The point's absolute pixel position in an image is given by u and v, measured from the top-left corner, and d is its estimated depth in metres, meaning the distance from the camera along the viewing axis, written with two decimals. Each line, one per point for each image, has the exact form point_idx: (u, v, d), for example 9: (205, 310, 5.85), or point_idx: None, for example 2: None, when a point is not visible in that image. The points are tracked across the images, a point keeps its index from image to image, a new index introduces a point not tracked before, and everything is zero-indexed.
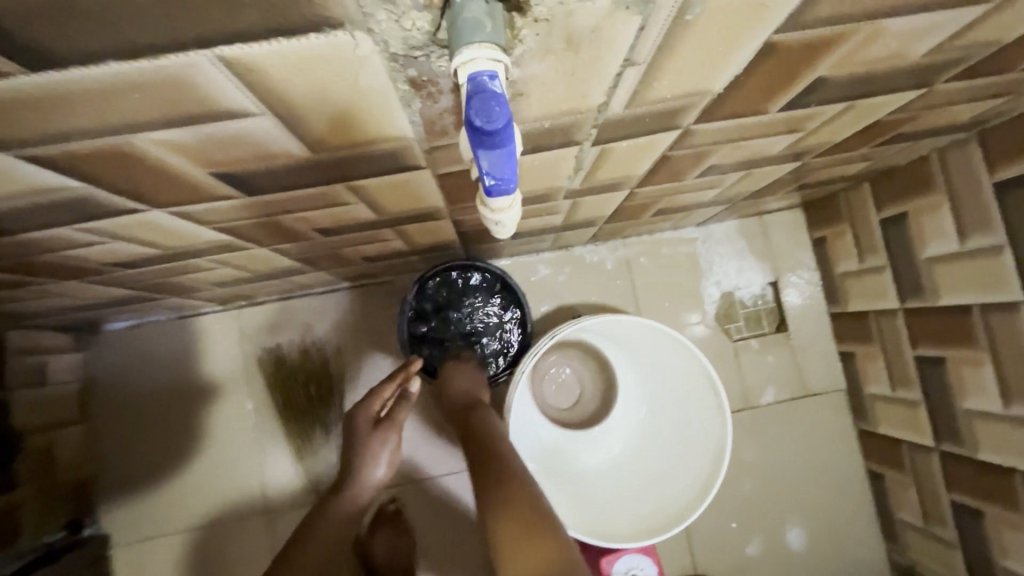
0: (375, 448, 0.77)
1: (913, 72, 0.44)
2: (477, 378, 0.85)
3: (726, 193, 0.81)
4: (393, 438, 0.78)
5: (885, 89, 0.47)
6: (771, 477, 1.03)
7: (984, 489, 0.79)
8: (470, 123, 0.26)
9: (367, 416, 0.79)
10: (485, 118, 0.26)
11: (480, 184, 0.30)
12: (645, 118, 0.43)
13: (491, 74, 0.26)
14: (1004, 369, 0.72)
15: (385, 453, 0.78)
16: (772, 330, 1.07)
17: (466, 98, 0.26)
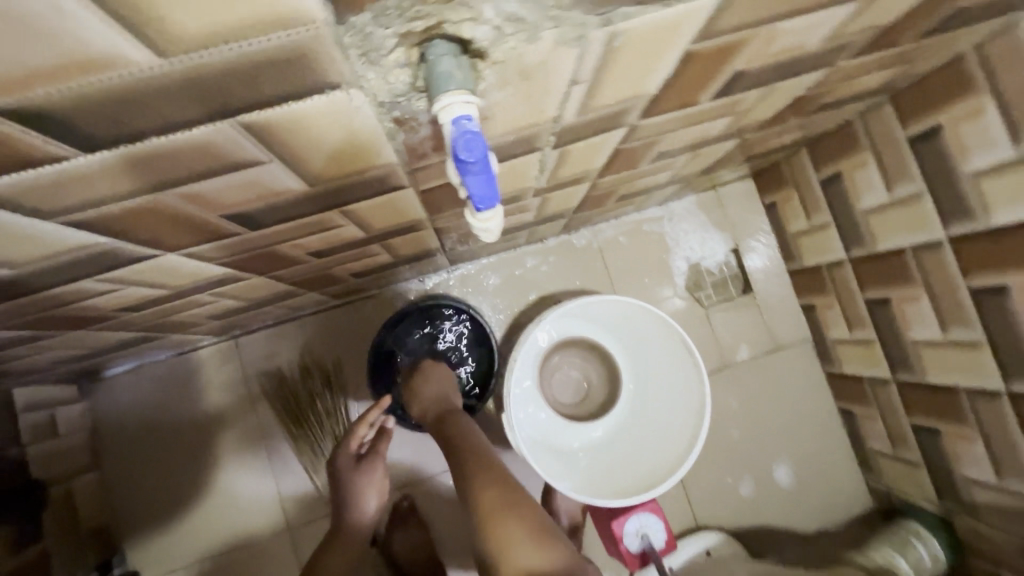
0: (365, 485, 0.83)
1: (816, 56, 0.51)
2: (445, 381, 0.89)
3: (680, 173, 0.88)
4: (379, 472, 0.85)
5: (796, 73, 0.54)
6: (754, 426, 1.11)
7: (937, 410, 0.88)
8: (456, 157, 0.33)
9: (350, 456, 0.85)
10: (468, 152, 0.32)
11: (470, 200, 0.36)
12: (594, 122, 0.49)
13: (467, 117, 0.32)
14: (937, 300, 0.81)
15: (375, 486, 0.84)
16: (739, 293, 1.16)
17: (450, 137, 0.33)
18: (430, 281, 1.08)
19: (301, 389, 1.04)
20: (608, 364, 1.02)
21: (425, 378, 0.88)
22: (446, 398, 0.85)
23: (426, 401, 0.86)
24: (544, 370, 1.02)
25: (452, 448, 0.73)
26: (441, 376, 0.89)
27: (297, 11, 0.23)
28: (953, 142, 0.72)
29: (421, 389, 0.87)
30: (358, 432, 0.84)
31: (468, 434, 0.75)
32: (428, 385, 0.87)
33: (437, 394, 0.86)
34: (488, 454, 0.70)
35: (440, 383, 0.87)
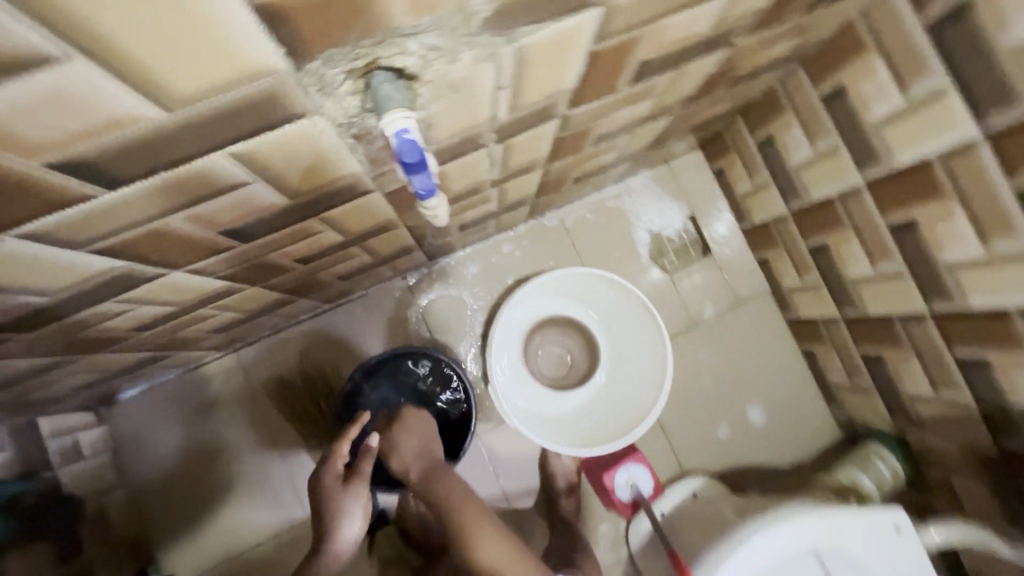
0: (343, 502, 0.79)
1: (708, 41, 0.60)
2: (427, 434, 0.89)
3: (626, 151, 0.96)
4: (360, 491, 0.79)
5: (696, 56, 0.63)
6: (726, 376, 1.21)
7: (878, 338, 0.98)
8: (401, 160, 0.41)
9: (334, 478, 0.81)
10: (410, 156, 0.41)
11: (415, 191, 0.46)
12: (527, 116, 0.58)
13: (405, 129, 0.39)
14: (864, 239, 0.91)
15: (356, 506, 0.79)
16: (699, 256, 1.25)
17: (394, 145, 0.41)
18: (411, 278, 1.16)
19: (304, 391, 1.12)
20: (580, 330, 1.11)
21: (405, 432, 0.89)
22: (424, 450, 0.87)
23: (409, 453, 0.86)
24: (524, 350, 1.10)
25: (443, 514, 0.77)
26: (421, 427, 0.90)
27: (267, 66, 0.31)
28: (855, 98, 0.81)
29: (397, 443, 0.88)
30: (340, 448, 0.84)
31: (455, 494, 0.78)
32: (406, 438, 0.88)
33: (418, 447, 0.87)
34: (482, 517, 0.76)
35: (418, 435, 0.89)
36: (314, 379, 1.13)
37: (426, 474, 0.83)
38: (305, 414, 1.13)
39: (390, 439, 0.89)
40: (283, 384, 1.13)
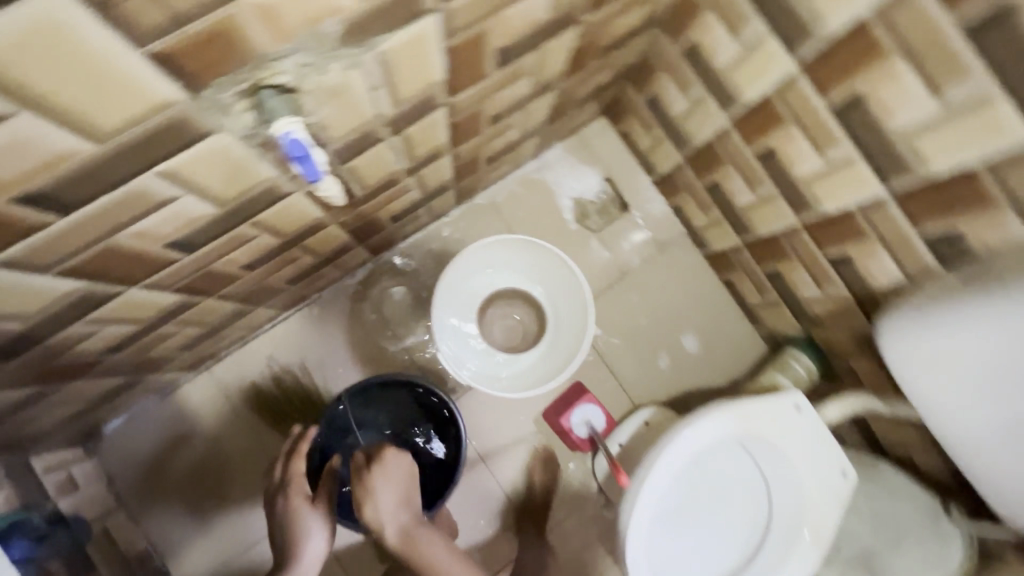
0: (308, 534, 0.95)
1: (555, 22, 0.71)
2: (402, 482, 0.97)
3: (527, 128, 1.08)
4: (322, 526, 0.96)
5: (550, 36, 0.74)
6: (659, 314, 1.34)
7: (772, 255, 1.12)
8: (292, 155, 0.52)
9: (296, 515, 0.96)
10: (298, 151, 0.51)
11: (304, 175, 0.56)
12: (413, 108, 0.68)
13: (293, 130, 0.49)
14: (742, 171, 1.04)
15: (317, 538, 0.95)
16: (619, 213, 1.38)
17: (284, 143, 0.50)
18: (360, 274, 1.26)
19: (277, 394, 1.21)
20: (525, 296, 1.23)
21: (385, 480, 0.95)
22: (403, 500, 0.96)
23: (391, 507, 0.94)
24: (479, 324, 1.22)
25: (415, 559, 0.93)
26: (401, 474, 0.97)
27: (170, 99, 0.41)
28: (704, 51, 0.94)
29: (377, 494, 0.94)
30: (298, 487, 0.98)
31: (432, 548, 0.93)
32: (389, 490, 0.95)
33: (399, 498, 0.96)
34: (450, 559, 0.94)
35: (398, 483, 0.97)
36: (285, 382, 1.22)
37: (406, 528, 0.95)
38: (283, 415, 1.21)
39: (368, 487, 0.94)
40: (258, 391, 1.21)
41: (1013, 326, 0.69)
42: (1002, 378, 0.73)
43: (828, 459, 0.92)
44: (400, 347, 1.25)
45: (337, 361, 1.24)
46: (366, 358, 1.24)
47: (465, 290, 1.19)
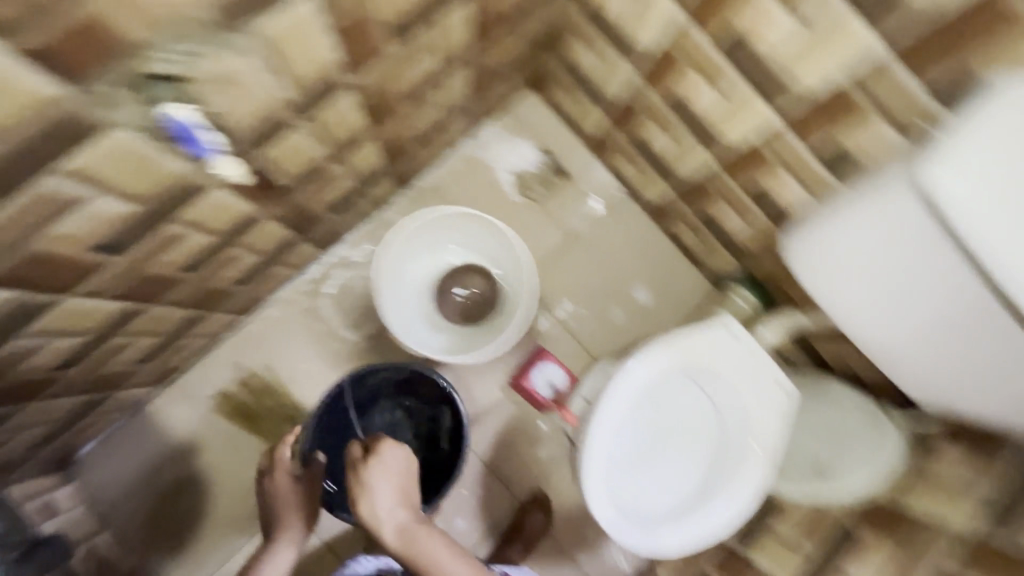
0: (284, 534, 1.00)
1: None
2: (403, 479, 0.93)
3: (449, 104, 1.11)
4: (295, 529, 1.01)
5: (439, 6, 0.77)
6: (608, 271, 1.39)
7: (700, 197, 1.17)
8: (173, 133, 0.57)
9: (282, 511, 1.01)
10: (179, 129, 0.57)
11: (188, 151, 0.62)
12: (315, 90, 0.71)
13: (174, 114, 0.55)
14: (658, 119, 1.09)
15: (292, 539, 1.01)
16: (559, 179, 1.42)
17: (167, 125, 0.56)
18: (312, 270, 1.28)
19: (245, 397, 1.23)
20: (472, 268, 1.27)
21: (381, 479, 0.91)
22: (400, 498, 0.92)
23: (390, 505, 0.91)
24: (434, 303, 1.26)
25: (411, 557, 0.91)
26: (400, 469, 0.92)
27: (48, 90, 0.44)
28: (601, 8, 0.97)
29: (374, 491, 0.90)
30: (285, 485, 1.02)
31: (427, 545, 0.91)
32: (387, 487, 0.91)
33: (396, 497, 0.91)
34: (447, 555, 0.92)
35: (395, 480, 0.93)
36: (251, 385, 1.23)
37: (402, 525, 0.91)
38: (253, 417, 1.23)
39: (366, 486, 0.90)
40: (225, 397, 1.22)
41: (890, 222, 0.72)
42: (878, 265, 0.77)
43: (765, 377, 0.98)
44: (361, 335, 1.28)
45: (301, 358, 1.26)
46: (329, 350, 1.27)
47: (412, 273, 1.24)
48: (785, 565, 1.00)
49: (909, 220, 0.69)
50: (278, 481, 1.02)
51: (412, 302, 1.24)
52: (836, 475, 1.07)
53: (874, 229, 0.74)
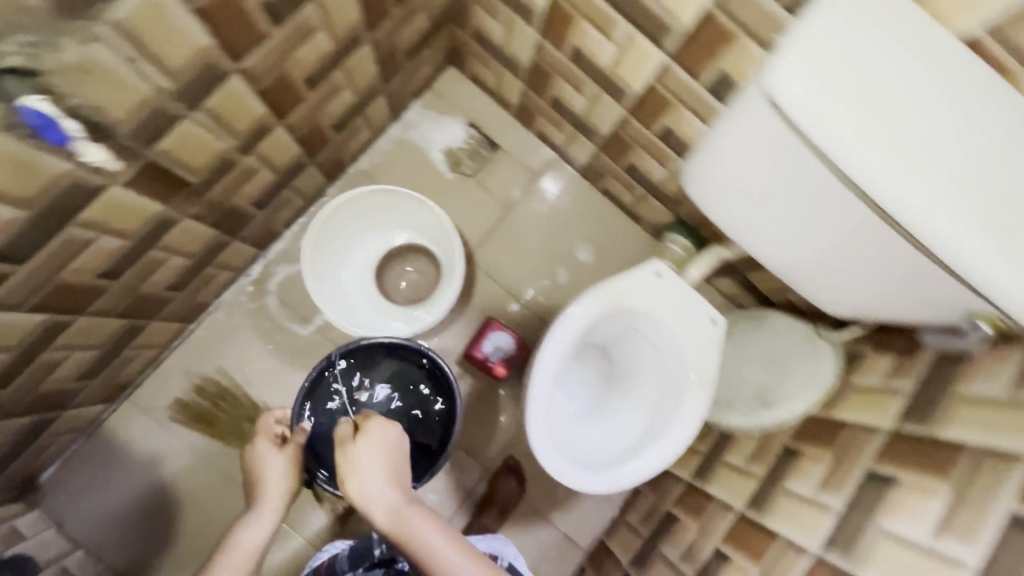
0: (252, 522, 0.82)
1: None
2: (389, 450, 0.82)
3: (362, 87, 1.12)
4: (269, 516, 0.83)
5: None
6: (548, 235, 1.42)
7: (621, 149, 1.20)
8: (29, 122, 0.58)
9: (257, 492, 0.84)
10: (35, 117, 0.58)
11: (50, 143, 0.62)
12: (199, 78, 0.72)
13: (27, 102, 0.56)
14: (565, 76, 1.11)
15: (259, 529, 0.81)
16: (490, 152, 1.43)
17: (22, 114, 0.57)
18: (254, 270, 1.29)
19: (202, 402, 1.24)
20: (414, 246, 1.26)
21: (369, 454, 0.80)
22: (393, 477, 0.80)
23: (379, 483, 0.79)
24: (383, 289, 1.26)
25: (401, 540, 0.76)
26: (388, 447, 0.82)
27: None
28: None
29: (361, 466, 0.79)
30: (264, 459, 0.86)
31: (420, 527, 0.76)
32: (378, 463, 0.80)
33: (387, 475, 0.80)
34: (444, 539, 0.76)
35: (386, 458, 0.81)
36: (207, 389, 1.25)
37: (393, 506, 0.78)
38: (213, 421, 1.24)
39: (353, 462, 0.80)
40: (182, 405, 1.23)
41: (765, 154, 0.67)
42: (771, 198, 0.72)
43: (696, 312, 1.01)
44: (311, 328, 1.30)
45: (254, 358, 1.27)
46: (281, 346, 1.28)
47: (353, 263, 1.23)
48: (736, 491, 1.04)
49: (766, 132, 0.64)
50: (257, 454, 0.86)
51: (359, 291, 1.24)
52: (778, 402, 1.09)
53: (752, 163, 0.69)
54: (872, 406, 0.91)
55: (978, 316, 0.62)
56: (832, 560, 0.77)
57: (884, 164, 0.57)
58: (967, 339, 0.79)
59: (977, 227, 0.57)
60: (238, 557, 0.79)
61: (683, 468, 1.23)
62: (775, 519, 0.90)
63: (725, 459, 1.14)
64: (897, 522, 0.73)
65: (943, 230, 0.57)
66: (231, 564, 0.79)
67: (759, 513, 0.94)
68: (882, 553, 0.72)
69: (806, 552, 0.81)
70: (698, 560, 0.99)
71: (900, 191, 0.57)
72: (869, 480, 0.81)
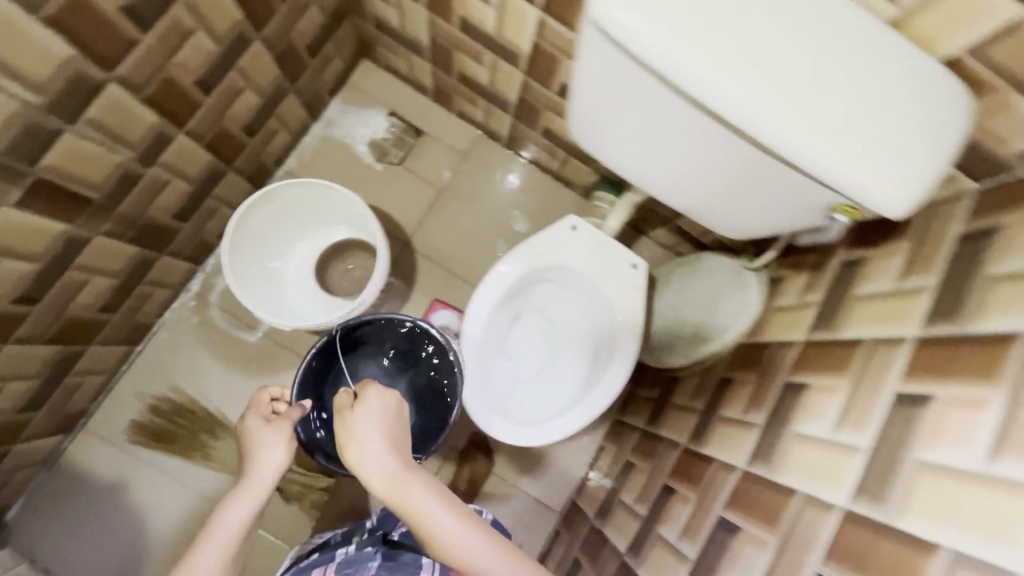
0: (237, 495, 0.72)
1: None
2: (387, 414, 0.72)
3: (267, 88, 1.14)
4: (257, 491, 0.73)
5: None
6: (483, 211, 1.44)
7: (533, 114, 1.22)
8: None
9: (245, 467, 0.74)
10: None
11: None
12: (69, 89, 0.75)
13: None
14: (462, 49, 1.13)
15: (243, 505, 0.72)
16: (416, 138, 1.45)
17: None
18: (195, 284, 1.30)
19: (158, 420, 1.25)
20: (349, 242, 1.24)
21: (367, 420, 0.71)
22: (393, 443, 0.71)
23: (377, 450, 0.69)
24: (326, 286, 1.23)
25: (401, 511, 0.67)
26: (388, 413, 0.73)
27: None
28: None
29: (359, 432, 0.70)
30: (255, 433, 0.76)
31: (421, 496, 0.67)
32: (378, 429, 0.70)
33: (387, 442, 0.70)
34: (447, 510, 0.67)
35: (387, 425, 0.72)
36: (162, 406, 1.26)
37: (390, 474, 0.68)
38: (172, 436, 1.25)
39: (351, 428, 0.70)
40: (139, 425, 1.24)
41: (624, 90, 0.68)
42: (645, 132, 0.74)
43: (615, 259, 1.03)
44: (258, 334, 1.31)
45: (205, 370, 1.28)
46: (231, 356, 1.29)
47: (293, 262, 1.21)
48: (681, 428, 1.06)
49: (611, 67, 0.67)
50: (248, 428, 0.77)
51: (301, 289, 1.21)
52: (713, 334, 1.11)
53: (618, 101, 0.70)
54: (789, 324, 0.93)
55: (832, 208, 0.65)
56: (753, 472, 0.79)
57: (713, 77, 0.59)
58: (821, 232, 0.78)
59: (810, 123, 0.59)
60: (220, 538, 0.70)
61: (639, 418, 1.26)
62: (711, 446, 0.92)
63: (672, 401, 1.16)
64: (805, 424, 0.74)
65: (777, 129, 0.59)
66: (212, 546, 0.70)
67: (698, 444, 0.96)
68: (792, 455, 0.73)
69: (733, 469, 0.83)
70: (647, 498, 1.01)
71: (733, 100, 0.59)
72: (784, 391, 0.83)
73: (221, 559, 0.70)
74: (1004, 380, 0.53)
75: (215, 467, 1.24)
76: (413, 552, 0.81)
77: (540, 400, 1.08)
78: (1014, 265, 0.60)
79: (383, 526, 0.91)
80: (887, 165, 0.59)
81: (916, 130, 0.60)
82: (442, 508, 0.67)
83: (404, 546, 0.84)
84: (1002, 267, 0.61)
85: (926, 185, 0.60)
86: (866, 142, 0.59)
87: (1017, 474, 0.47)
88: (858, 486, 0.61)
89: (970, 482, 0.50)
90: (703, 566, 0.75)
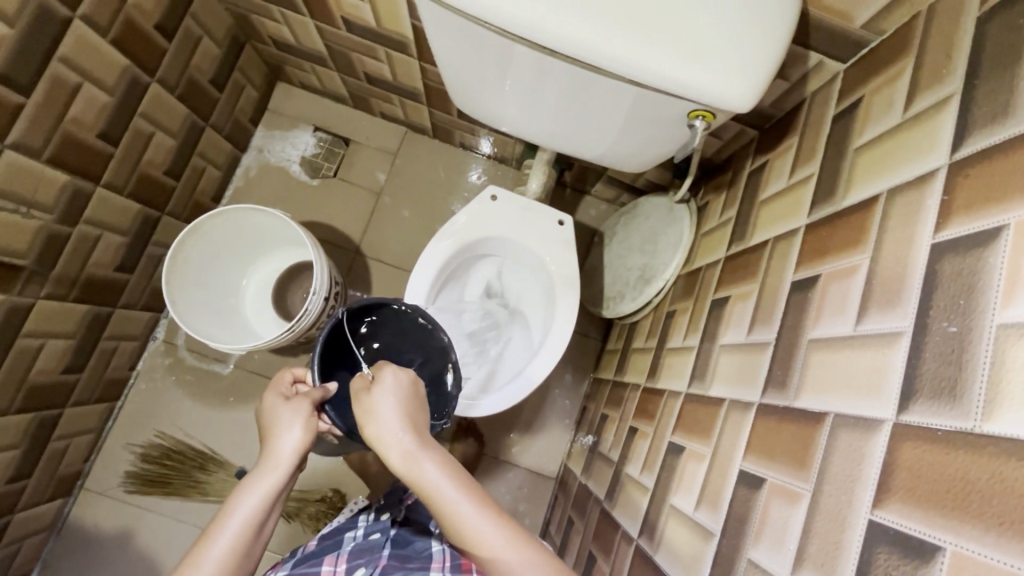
0: (250, 481, 0.62)
1: (32, 26, 0.82)
2: (409, 393, 0.64)
3: (178, 127, 1.16)
4: (271, 476, 0.62)
5: (49, 42, 0.84)
6: (423, 204, 1.46)
7: (441, 98, 1.23)
8: None
9: (262, 448, 0.64)
10: None
11: None
12: None
13: None
14: (353, 47, 1.15)
15: (255, 494, 0.61)
16: (345, 148, 1.47)
17: None
18: (160, 332, 1.34)
19: (151, 466, 1.28)
20: (297, 259, 1.27)
21: (386, 397, 0.62)
22: (414, 422, 0.62)
23: (394, 428, 0.60)
24: (285, 305, 1.26)
25: (419, 493, 0.59)
26: (407, 392, 0.64)
27: None
28: None
29: (376, 410, 0.61)
30: (273, 412, 0.66)
31: (443, 482, 0.58)
32: (396, 406, 0.61)
33: (406, 420, 0.61)
34: (468, 498, 0.58)
35: (408, 402, 0.63)
36: (152, 453, 1.29)
37: (405, 455, 0.59)
38: (167, 479, 1.28)
39: (367, 405, 0.62)
40: (135, 475, 1.28)
41: (480, 45, 0.70)
42: (516, 84, 0.76)
43: (541, 220, 1.05)
44: (230, 366, 1.34)
45: (185, 410, 1.31)
46: (207, 392, 1.33)
47: (250, 287, 1.26)
48: (640, 370, 1.07)
49: (457, 28, 0.68)
50: (266, 408, 0.67)
51: (262, 312, 1.26)
52: (656, 273, 1.10)
53: (478, 55, 0.72)
54: (715, 245, 0.93)
55: (691, 115, 0.70)
56: (691, 393, 0.79)
57: (543, 17, 0.61)
58: (687, 140, 0.77)
59: (646, 41, 0.62)
60: (225, 534, 0.59)
61: (609, 371, 1.26)
62: (662, 378, 0.93)
63: (633, 347, 1.17)
64: (729, 334, 0.75)
65: (616, 52, 0.62)
66: (225, 534, 0.59)
67: (654, 379, 0.97)
68: (720, 366, 0.74)
69: (678, 394, 0.84)
70: (619, 443, 1.02)
71: (570, 34, 0.61)
72: (712, 309, 0.83)
73: (228, 558, 0.58)
74: (867, 244, 0.53)
75: (215, 500, 1.28)
76: (427, 540, 0.77)
77: (517, 354, 1.09)
78: (872, 132, 0.60)
79: (389, 509, 0.85)
80: (720, 63, 0.63)
81: (744, 25, 0.63)
82: (466, 501, 0.58)
83: (415, 532, 0.80)
84: (863, 137, 0.61)
85: (761, 74, 0.64)
86: (698, 46, 0.62)
87: (877, 328, 0.48)
88: (767, 380, 0.61)
89: (844, 347, 0.51)
90: (659, 491, 0.76)
